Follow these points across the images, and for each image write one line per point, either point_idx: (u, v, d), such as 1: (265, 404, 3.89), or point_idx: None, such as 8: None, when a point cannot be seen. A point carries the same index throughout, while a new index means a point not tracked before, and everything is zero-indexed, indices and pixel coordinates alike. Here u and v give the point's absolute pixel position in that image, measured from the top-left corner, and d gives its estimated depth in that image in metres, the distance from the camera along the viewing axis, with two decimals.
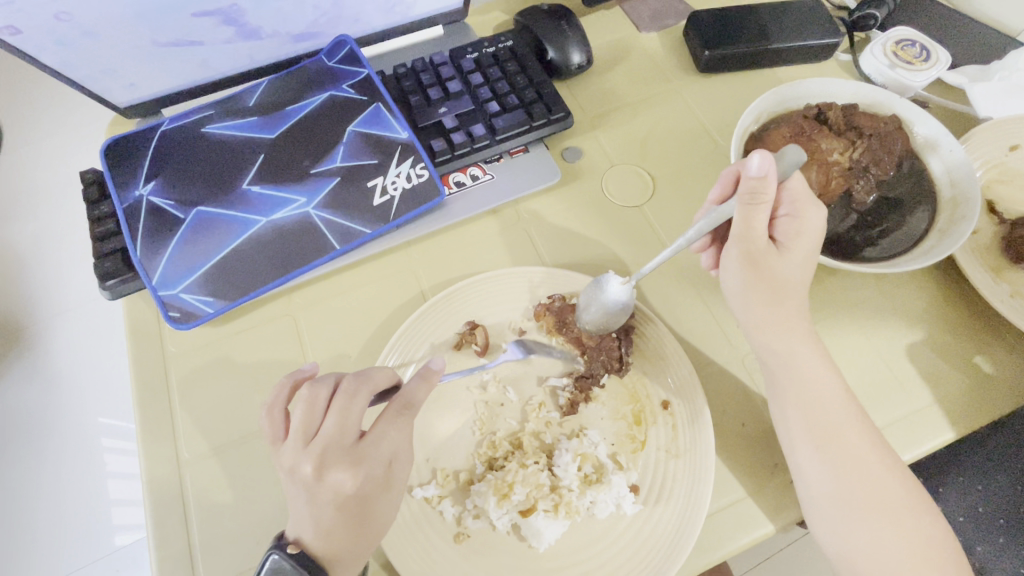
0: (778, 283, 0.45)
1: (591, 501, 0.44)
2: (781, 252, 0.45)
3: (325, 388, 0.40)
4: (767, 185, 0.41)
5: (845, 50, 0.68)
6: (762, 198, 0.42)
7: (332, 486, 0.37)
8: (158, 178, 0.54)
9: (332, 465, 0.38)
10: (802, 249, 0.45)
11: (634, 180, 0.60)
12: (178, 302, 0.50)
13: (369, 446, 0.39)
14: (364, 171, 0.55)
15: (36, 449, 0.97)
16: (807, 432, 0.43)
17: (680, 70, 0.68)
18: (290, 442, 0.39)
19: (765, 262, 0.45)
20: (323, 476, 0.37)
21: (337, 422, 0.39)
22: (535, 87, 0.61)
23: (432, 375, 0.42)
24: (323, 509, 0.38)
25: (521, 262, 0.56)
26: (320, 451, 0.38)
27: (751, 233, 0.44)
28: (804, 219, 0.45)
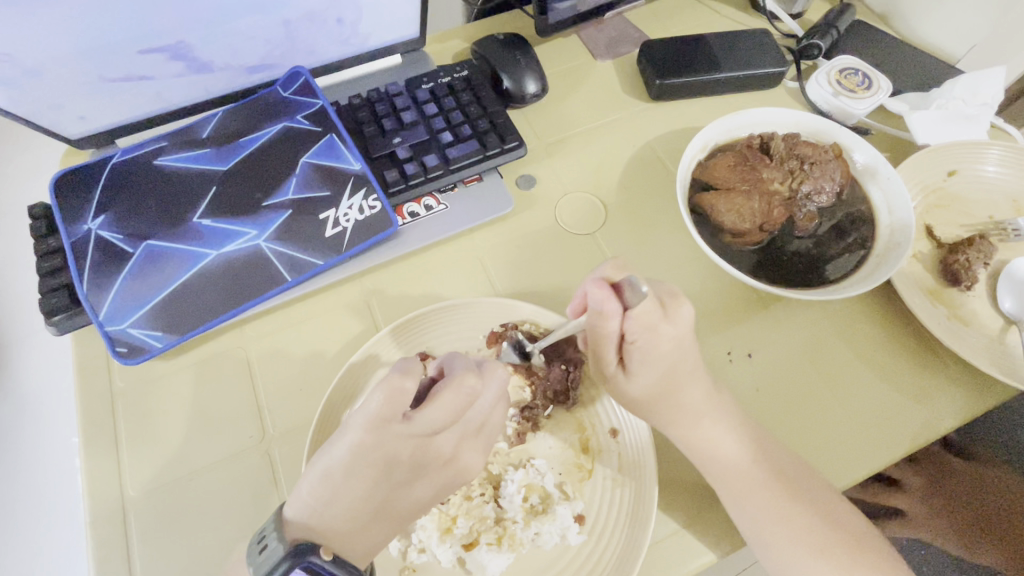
0: (630, 395, 0.46)
1: (536, 532, 0.44)
2: (627, 370, 0.45)
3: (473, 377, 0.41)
4: (603, 317, 0.41)
5: (793, 78, 0.71)
6: (600, 328, 0.42)
7: (456, 468, 0.43)
8: (107, 211, 0.54)
9: (462, 450, 0.43)
10: (649, 371, 0.45)
11: (587, 207, 0.61)
12: (125, 337, 0.50)
13: (489, 437, 0.45)
14: (316, 203, 0.56)
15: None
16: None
17: (634, 97, 0.69)
18: (418, 433, 0.40)
19: (612, 375, 0.46)
20: (456, 458, 0.43)
21: (478, 414, 0.43)
22: (490, 117, 0.62)
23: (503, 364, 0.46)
24: (420, 487, 0.42)
25: (475, 290, 0.56)
26: (455, 440, 0.42)
27: (596, 348, 0.45)
28: (651, 348, 0.43)
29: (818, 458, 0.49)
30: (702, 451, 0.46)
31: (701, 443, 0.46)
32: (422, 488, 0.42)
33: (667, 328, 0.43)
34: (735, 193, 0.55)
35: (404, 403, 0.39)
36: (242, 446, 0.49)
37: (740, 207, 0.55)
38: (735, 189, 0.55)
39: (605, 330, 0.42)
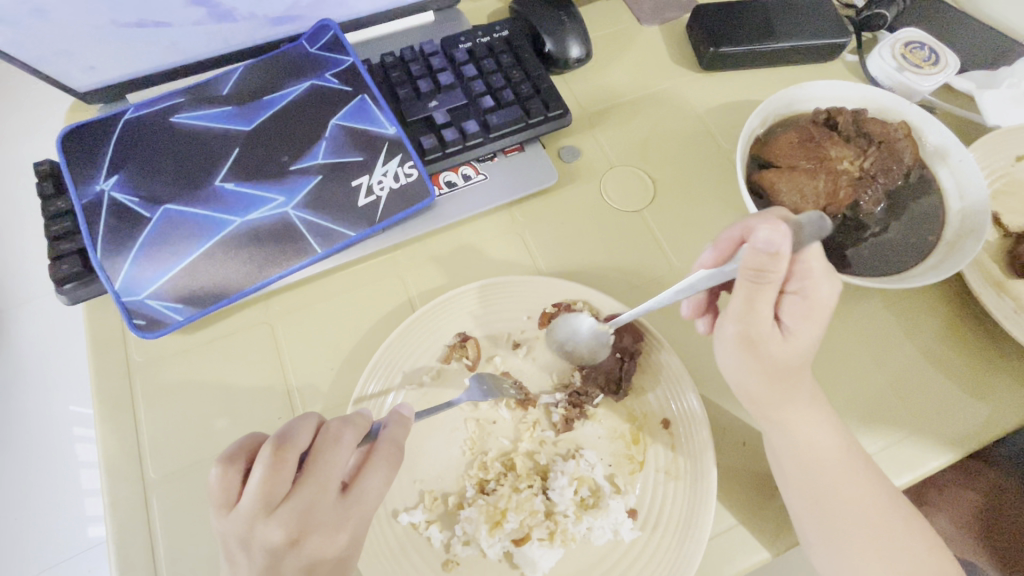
0: (781, 366, 0.40)
1: (587, 528, 0.42)
2: (787, 332, 0.39)
3: (303, 432, 0.34)
4: (776, 263, 0.34)
5: (852, 51, 0.66)
6: (766, 282, 0.35)
7: (307, 555, 0.32)
8: (122, 172, 0.50)
9: (315, 528, 0.32)
10: (812, 333, 0.39)
11: (633, 182, 0.58)
12: (144, 309, 0.46)
13: (358, 508, 0.34)
14: (348, 169, 0.51)
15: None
16: (800, 456, 0.42)
17: (682, 66, 0.65)
18: (242, 507, 0.31)
19: (765, 346, 0.39)
20: (303, 541, 0.32)
21: (325, 479, 0.33)
22: (532, 81, 0.57)
23: (407, 420, 0.40)
24: None
25: (516, 268, 0.53)
26: (300, 511, 0.32)
27: (764, 315, 0.37)
28: (813, 301, 0.39)
29: (878, 455, 0.47)
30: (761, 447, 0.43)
31: None
32: None
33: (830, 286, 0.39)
34: (799, 171, 0.51)
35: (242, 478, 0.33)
36: (269, 427, 0.46)
37: (804, 187, 0.51)
38: (799, 168, 0.52)
39: (777, 281, 0.35)
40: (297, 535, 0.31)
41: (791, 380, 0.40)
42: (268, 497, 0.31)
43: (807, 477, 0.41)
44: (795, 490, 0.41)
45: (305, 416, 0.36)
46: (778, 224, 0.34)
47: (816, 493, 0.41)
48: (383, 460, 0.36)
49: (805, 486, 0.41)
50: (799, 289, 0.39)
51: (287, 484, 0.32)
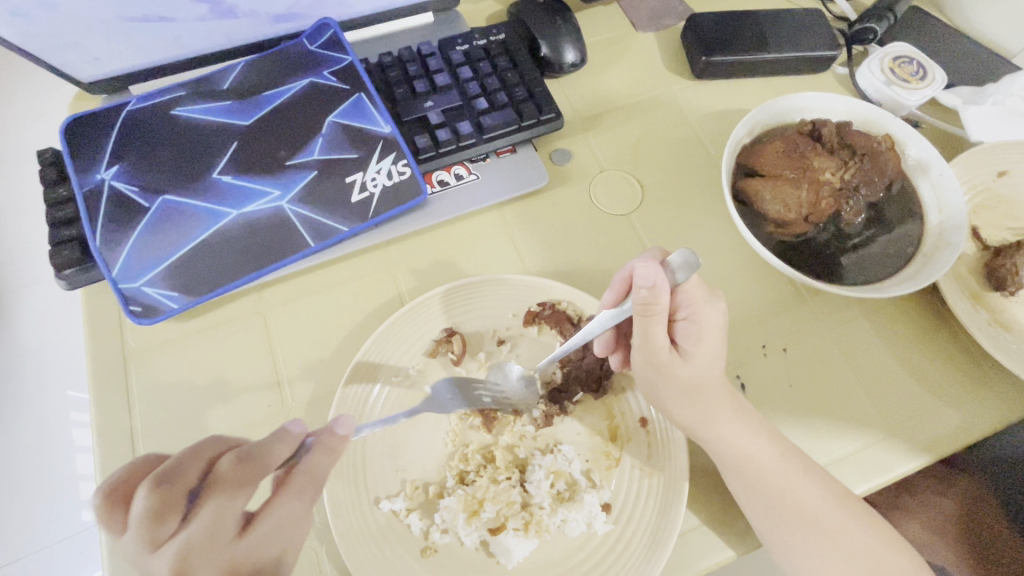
0: (689, 384, 0.43)
1: (562, 520, 0.43)
2: (687, 354, 0.44)
3: (203, 459, 0.32)
4: (659, 295, 0.39)
5: (842, 63, 0.67)
6: (655, 314, 0.40)
7: None
8: (122, 162, 0.51)
9: (203, 569, 0.29)
10: (707, 350, 0.44)
11: (622, 186, 0.59)
12: (140, 297, 0.48)
13: (262, 542, 0.32)
14: (343, 165, 0.53)
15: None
16: (767, 455, 0.44)
17: (675, 74, 0.66)
18: (127, 544, 0.29)
19: (669, 369, 0.43)
20: None
21: (218, 511, 0.30)
22: (526, 84, 0.59)
23: (338, 443, 0.37)
24: None
25: (504, 266, 0.54)
26: (185, 549, 0.29)
27: (659, 340, 0.42)
28: (702, 324, 0.43)
29: (848, 459, 0.48)
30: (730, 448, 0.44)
31: (729, 447, 0.44)
32: None
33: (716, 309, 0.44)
34: (782, 180, 0.53)
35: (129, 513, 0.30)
36: (258, 414, 0.47)
37: (787, 196, 0.52)
38: (783, 177, 0.53)
39: (664, 310, 0.40)
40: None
41: (705, 397, 0.44)
42: (153, 530, 0.29)
43: (775, 476, 0.43)
44: (764, 489, 0.43)
45: (213, 441, 0.34)
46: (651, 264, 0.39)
47: (784, 491, 0.43)
48: (297, 485, 0.34)
49: (775, 485, 0.43)
50: (688, 315, 0.43)
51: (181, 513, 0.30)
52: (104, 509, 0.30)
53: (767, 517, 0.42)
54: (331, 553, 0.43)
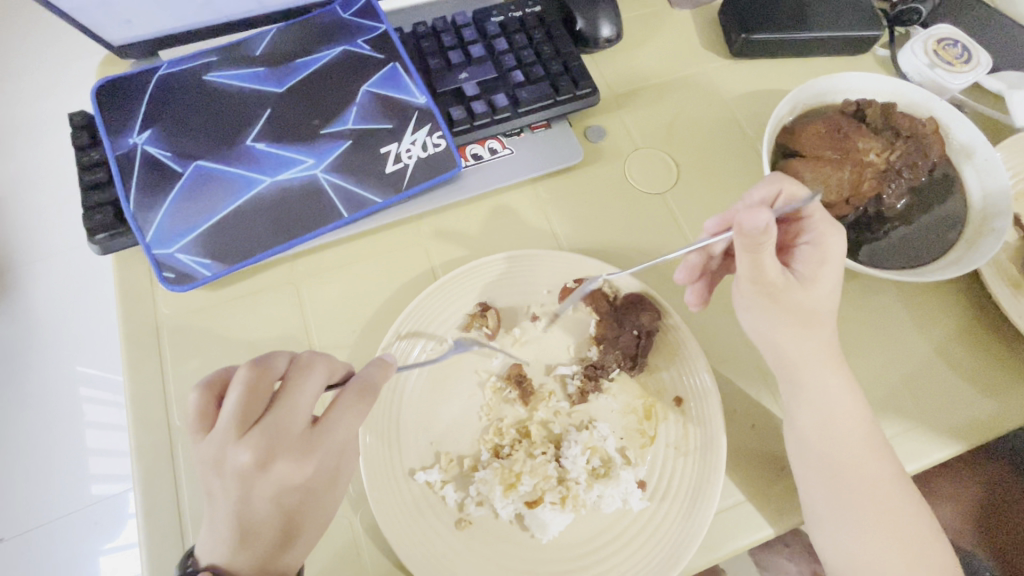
0: (811, 313, 0.43)
1: (598, 495, 0.43)
2: (807, 281, 0.43)
3: (278, 362, 0.36)
4: (767, 237, 0.39)
5: (883, 46, 0.66)
6: (765, 246, 0.40)
7: (274, 480, 0.33)
8: (154, 127, 0.51)
9: (282, 455, 0.33)
10: (827, 281, 0.43)
11: (658, 164, 0.58)
12: (174, 263, 0.47)
13: (328, 441, 0.35)
14: (378, 136, 0.52)
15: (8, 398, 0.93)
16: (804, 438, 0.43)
17: (712, 52, 0.65)
18: (217, 431, 0.33)
19: (789, 294, 0.43)
20: (269, 466, 0.33)
21: (292, 409, 0.34)
22: (563, 58, 0.58)
23: (389, 365, 0.40)
24: (252, 507, 0.33)
25: (537, 243, 0.54)
26: (266, 437, 0.33)
27: (773, 271, 0.42)
28: (826, 248, 0.44)
29: None
30: None
31: None
32: (255, 503, 0.33)
33: (834, 237, 0.44)
34: (825, 161, 0.52)
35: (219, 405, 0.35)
36: None
37: (829, 176, 0.51)
38: (825, 157, 0.52)
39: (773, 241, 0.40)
40: (265, 459, 0.33)
41: (819, 330, 0.44)
42: (240, 420, 0.33)
43: (813, 458, 0.43)
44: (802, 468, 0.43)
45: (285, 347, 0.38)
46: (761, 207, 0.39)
47: (822, 473, 0.42)
48: (351, 395, 0.37)
49: (813, 467, 0.43)
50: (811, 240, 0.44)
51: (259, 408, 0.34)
52: (196, 400, 0.35)
53: None
54: (366, 522, 0.43)
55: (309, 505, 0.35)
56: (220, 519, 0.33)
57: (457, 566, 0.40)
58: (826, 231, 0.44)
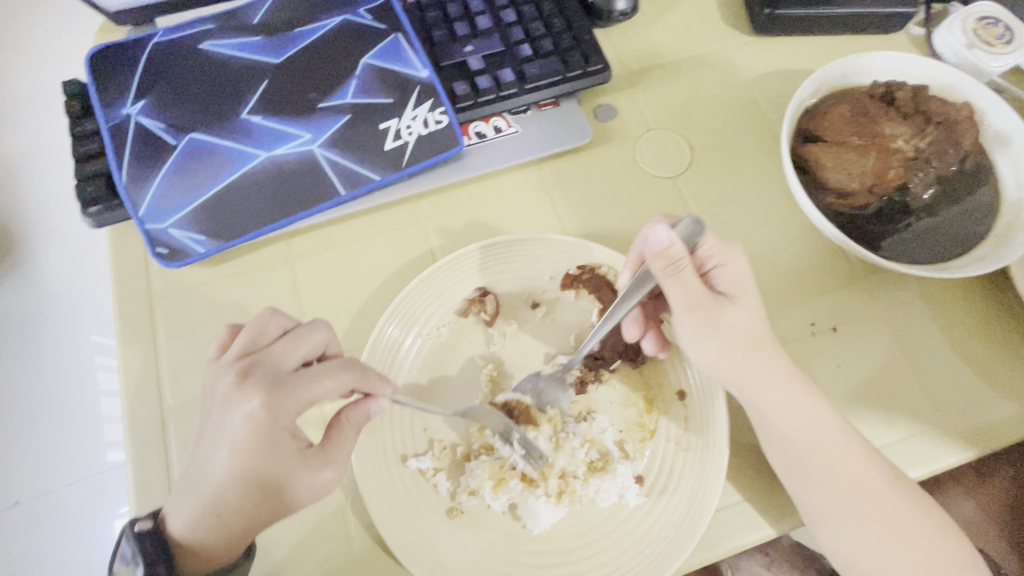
0: (744, 335, 0.41)
1: (594, 491, 0.42)
2: (731, 303, 0.41)
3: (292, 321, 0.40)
4: (677, 251, 0.39)
5: (918, 24, 0.62)
6: (685, 268, 0.39)
7: (238, 402, 0.35)
8: (149, 96, 0.49)
9: (253, 382, 0.35)
10: (748, 299, 0.42)
11: (670, 146, 0.55)
12: (167, 238, 0.46)
13: (297, 392, 0.35)
14: (378, 111, 0.50)
15: (19, 367, 0.94)
16: (811, 439, 0.41)
17: (733, 28, 0.61)
18: (222, 358, 0.38)
19: (722, 319, 0.40)
20: (238, 387, 0.35)
21: (279, 354, 0.37)
22: (574, 31, 0.55)
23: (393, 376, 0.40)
24: (217, 428, 0.35)
25: (541, 226, 0.52)
26: (248, 364, 0.36)
27: (696, 293, 0.39)
28: (735, 267, 0.42)
29: (896, 446, 0.46)
30: (773, 428, 0.42)
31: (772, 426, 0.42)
32: (219, 423, 0.35)
33: (739, 258, 0.42)
34: (848, 147, 0.49)
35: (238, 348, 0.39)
36: None
37: (850, 163, 0.49)
38: (848, 143, 0.49)
39: (689, 264, 0.39)
40: (239, 380, 0.35)
41: (764, 347, 0.42)
42: (237, 351, 0.37)
43: (818, 460, 0.41)
44: (805, 468, 0.41)
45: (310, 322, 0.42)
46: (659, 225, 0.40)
47: (826, 474, 0.41)
48: (338, 361, 0.37)
49: (817, 469, 0.41)
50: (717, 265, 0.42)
51: (260, 342, 0.38)
52: (221, 340, 0.40)
53: (806, 499, 0.41)
54: (358, 507, 0.43)
55: (262, 465, 0.35)
56: (202, 440, 0.37)
57: (447, 557, 0.40)
58: (737, 252, 0.42)
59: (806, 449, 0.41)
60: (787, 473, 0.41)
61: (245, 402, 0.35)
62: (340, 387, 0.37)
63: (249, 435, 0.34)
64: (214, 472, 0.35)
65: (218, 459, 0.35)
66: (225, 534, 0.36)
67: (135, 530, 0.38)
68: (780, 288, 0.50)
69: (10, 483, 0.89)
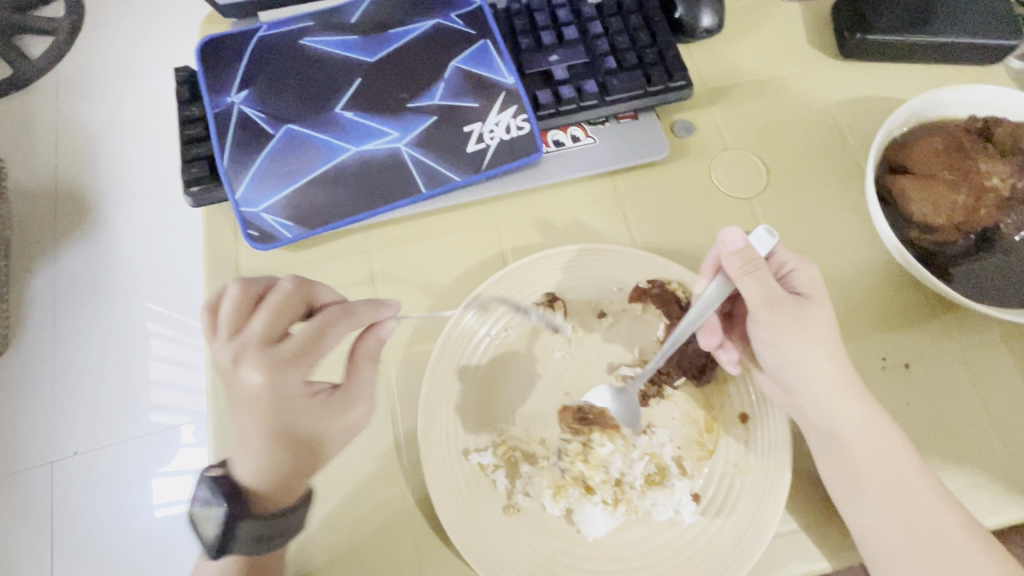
0: (827, 331, 0.42)
1: (651, 503, 0.42)
2: (810, 302, 0.42)
3: (262, 287, 0.41)
4: (754, 251, 0.41)
5: (1019, 57, 0.59)
6: (760, 266, 0.41)
7: (243, 379, 0.37)
8: (251, 87, 0.52)
9: (251, 360, 0.38)
10: (827, 301, 0.43)
11: (747, 167, 0.55)
12: (258, 222, 0.49)
13: (303, 354, 0.38)
14: (463, 114, 0.51)
15: (92, 327, 1.01)
16: (879, 477, 0.41)
17: (819, 51, 0.60)
18: (218, 341, 0.39)
19: (802, 315, 0.41)
20: (238, 366, 0.38)
21: (261, 324, 0.38)
22: (659, 46, 0.55)
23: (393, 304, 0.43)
24: (225, 403, 0.38)
25: (611, 238, 0.52)
26: (237, 344, 0.38)
27: (772, 292, 0.41)
28: (812, 269, 0.43)
29: (965, 492, 0.44)
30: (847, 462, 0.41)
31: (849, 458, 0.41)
32: (234, 399, 0.38)
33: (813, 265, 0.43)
34: (938, 181, 0.48)
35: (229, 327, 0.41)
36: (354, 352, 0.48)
37: (940, 198, 0.47)
38: (940, 177, 0.48)
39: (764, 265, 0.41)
40: (233, 360, 0.38)
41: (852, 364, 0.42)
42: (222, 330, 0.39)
43: (885, 499, 0.40)
44: (869, 506, 0.40)
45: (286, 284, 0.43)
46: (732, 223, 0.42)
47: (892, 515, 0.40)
48: (330, 311, 0.40)
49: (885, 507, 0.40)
50: (790, 269, 0.43)
51: (244, 317, 0.39)
52: (205, 322, 0.41)
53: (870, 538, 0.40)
54: (418, 495, 0.44)
55: (296, 432, 0.38)
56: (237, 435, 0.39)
57: (502, 552, 0.41)
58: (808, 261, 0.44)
59: (874, 482, 0.40)
60: (847, 504, 0.41)
61: (247, 384, 0.37)
62: (341, 332, 0.40)
63: (268, 404, 0.37)
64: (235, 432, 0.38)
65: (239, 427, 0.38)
66: (271, 490, 0.39)
67: (210, 479, 0.39)
68: (852, 319, 0.49)
69: (73, 435, 0.95)
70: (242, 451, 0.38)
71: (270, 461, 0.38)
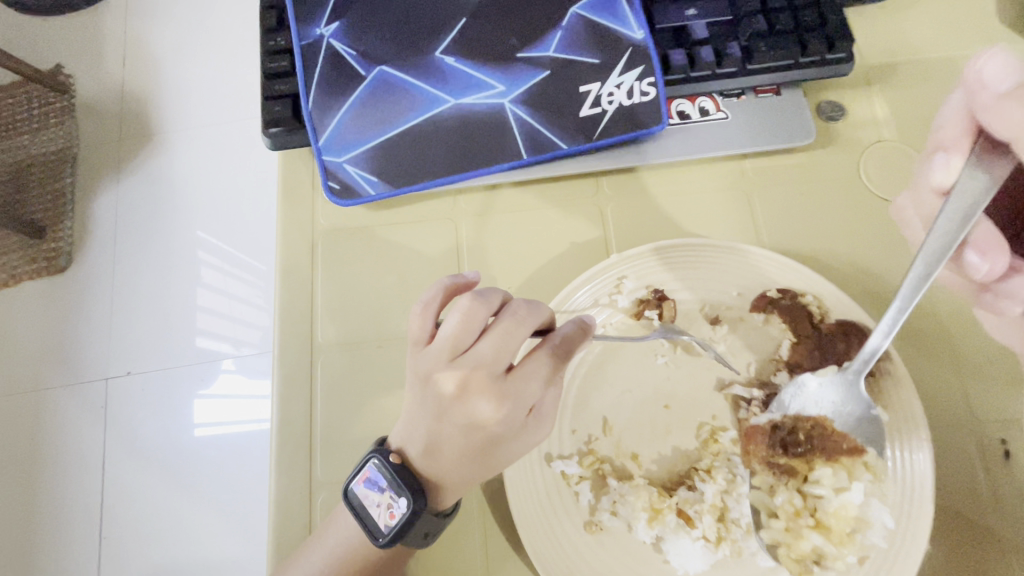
0: None
1: (756, 545, 0.37)
2: None
3: (491, 306, 0.31)
4: None
5: None
6: None
7: (470, 411, 0.30)
8: (343, 18, 0.46)
9: (478, 393, 0.30)
10: None
11: (906, 166, 0.46)
12: (340, 174, 0.45)
13: (516, 392, 0.30)
14: (579, 70, 0.44)
15: (147, 250, 1.01)
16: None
17: (1011, 29, 0.49)
18: (431, 352, 0.31)
19: None
20: (466, 399, 0.30)
21: (490, 353, 0.30)
22: (820, 7, 0.46)
23: (590, 327, 0.34)
24: (460, 431, 0.31)
25: (733, 232, 0.45)
26: (470, 367, 0.30)
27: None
28: None
29: None
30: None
31: None
32: (456, 428, 0.31)
33: None
34: None
35: (427, 328, 0.32)
36: None
37: None
38: None
39: None
40: (465, 392, 0.30)
41: None
42: (451, 351, 0.30)
43: None
44: None
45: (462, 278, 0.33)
46: (997, 45, 0.28)
47: None
48: (521, 332, 0.30)
49: None
50: None
51: (469, 340, 0.30)
52: (415, 321, 0.32)
53: None
54: (491, 496, 0.40)
55: (484, 458, 0.32)
56: (410, 430, 0.33)
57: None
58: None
59: None
60: None
61: (477, 417, 0.30)
62: (543, 362, 0.31)
63: (488, 433, 0.31)
64: (462, 454, 0.32)
65: (478, 455, 0.32)
66: (449, 494, 0.33)
67: (385, 462, 0.33)
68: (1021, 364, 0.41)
69: (125, 357, 0.96)
70: (412, 433, 0.33)
71: (449, 458, 0.32)
